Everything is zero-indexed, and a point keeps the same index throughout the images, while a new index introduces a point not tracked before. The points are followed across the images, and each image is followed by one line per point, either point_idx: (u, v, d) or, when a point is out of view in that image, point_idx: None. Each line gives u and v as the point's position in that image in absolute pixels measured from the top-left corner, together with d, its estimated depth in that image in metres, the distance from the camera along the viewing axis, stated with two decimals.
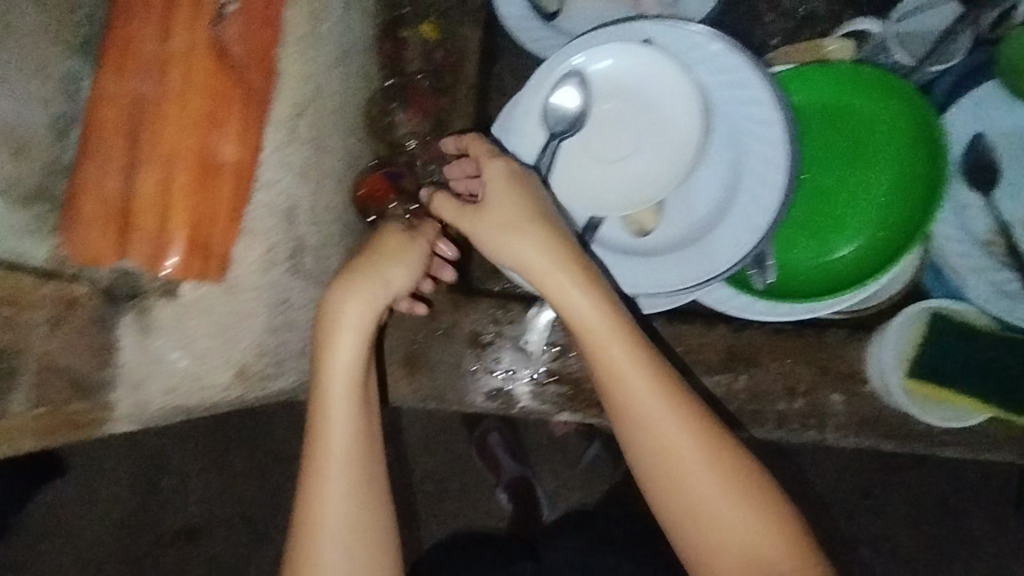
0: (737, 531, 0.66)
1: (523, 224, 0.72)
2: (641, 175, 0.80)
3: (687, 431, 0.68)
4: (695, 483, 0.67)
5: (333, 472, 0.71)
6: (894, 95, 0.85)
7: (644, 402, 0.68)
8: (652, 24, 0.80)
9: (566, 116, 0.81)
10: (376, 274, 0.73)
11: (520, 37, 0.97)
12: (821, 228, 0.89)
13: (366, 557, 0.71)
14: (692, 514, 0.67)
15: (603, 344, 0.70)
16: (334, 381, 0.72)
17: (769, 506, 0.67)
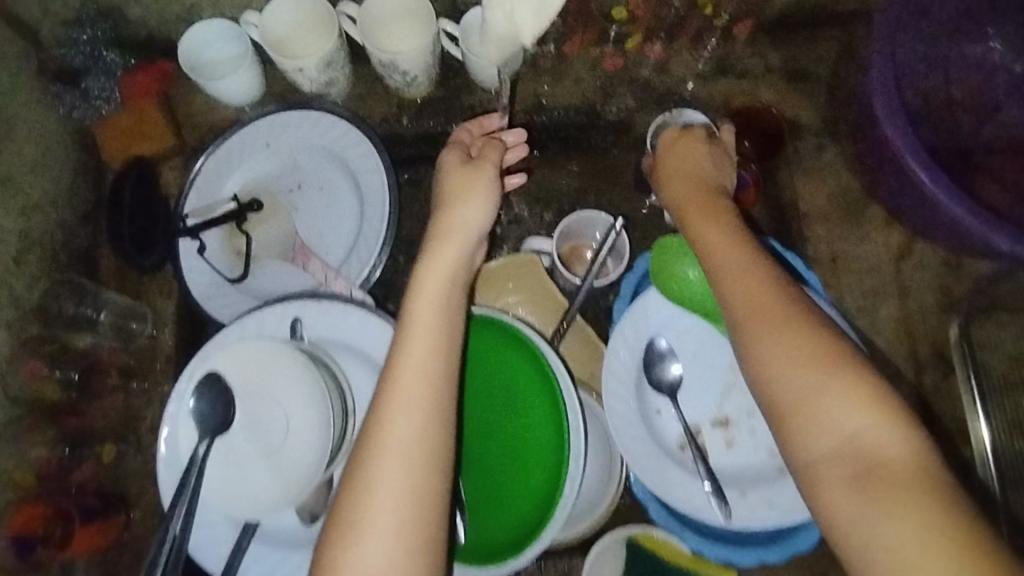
0: (819, 386, 0.59)
1: (712, 204, 0.75)
2: (290, 466, 0.77)
3: (792, 321, 0.62)
4: (783, 349, 0.61)
5: (403, 401, 0.64)
6: (520, 343, 0.84)
7: (739, 282, 0.66)
8: (299, 305, 0.86)
9: (212, 417, 0.79)
10: (463, 225, 0.75)
11: (203, 305, 0.96)
12: (501, 480, 0.82)
13: (413, 491, 0.61)
14: (775, 348, 0.62)
15: (741, 265, 0.68)
16: (416, 326, 0.68)
17: (865, 381, 0.59)
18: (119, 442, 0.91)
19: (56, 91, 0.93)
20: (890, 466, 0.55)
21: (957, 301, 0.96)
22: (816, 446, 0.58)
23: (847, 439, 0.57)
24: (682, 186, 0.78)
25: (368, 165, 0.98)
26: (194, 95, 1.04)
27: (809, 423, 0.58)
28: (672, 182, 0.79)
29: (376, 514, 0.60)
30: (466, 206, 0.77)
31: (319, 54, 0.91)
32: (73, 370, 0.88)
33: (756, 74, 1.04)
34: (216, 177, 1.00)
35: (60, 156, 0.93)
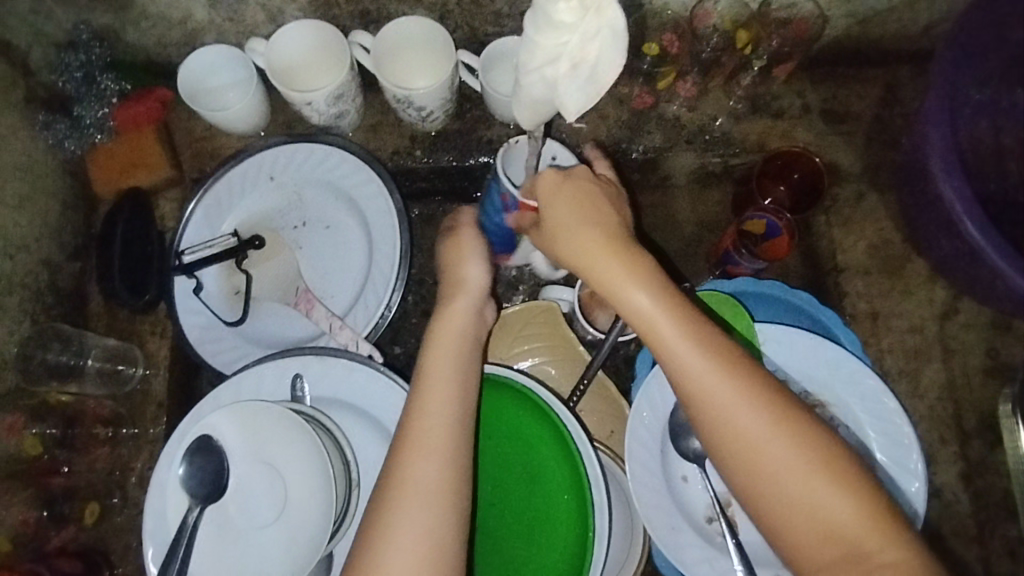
0: (801, 479, 0.54)
1: (615, 267, 0.60)
2: (287, 543, 0.70)
3: (739, 389, 0.57)
4: (755, 429, 0.56)
5: (422, 454, 0.60)
6: (539, 407, 0.77)
7: (682, 357, 0.58)
8: (300, 359, 0.80)
9: (203, 485, 0.71)
10: (461, 286, 0.71)
11: (200, 350, 0.90)
12: (518, 559, 0.75)
13: (426, 556, 0.57)
14: (747, 448, 0.55)
15: (674, 339, 0.58)
16: (433, 382, 0.64)
17: (842, 463, 0.55)
18: (104, 497, 0.85)
19: (45, 120, 0.87)
20: (886, 568, 0.52)
21: (1006, 366, 0.91)
22: (804, 544, 0.54)
23: (838, 537, 0.53)
24: (598, 232, 0.61)
25: (377, 206, 0.92)
26: (194, 122, 0.98)
27: (793, 521, 0.54)
28: (571, 217, 0.62)
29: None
30: (468, 268, 0.72)
31: (329, 88, 0.85)
32: (57, 424, 0.83)
33: (793, 115, 0.98)
34: (215, 212, 0.94)
35: (46, 189, 0.87)
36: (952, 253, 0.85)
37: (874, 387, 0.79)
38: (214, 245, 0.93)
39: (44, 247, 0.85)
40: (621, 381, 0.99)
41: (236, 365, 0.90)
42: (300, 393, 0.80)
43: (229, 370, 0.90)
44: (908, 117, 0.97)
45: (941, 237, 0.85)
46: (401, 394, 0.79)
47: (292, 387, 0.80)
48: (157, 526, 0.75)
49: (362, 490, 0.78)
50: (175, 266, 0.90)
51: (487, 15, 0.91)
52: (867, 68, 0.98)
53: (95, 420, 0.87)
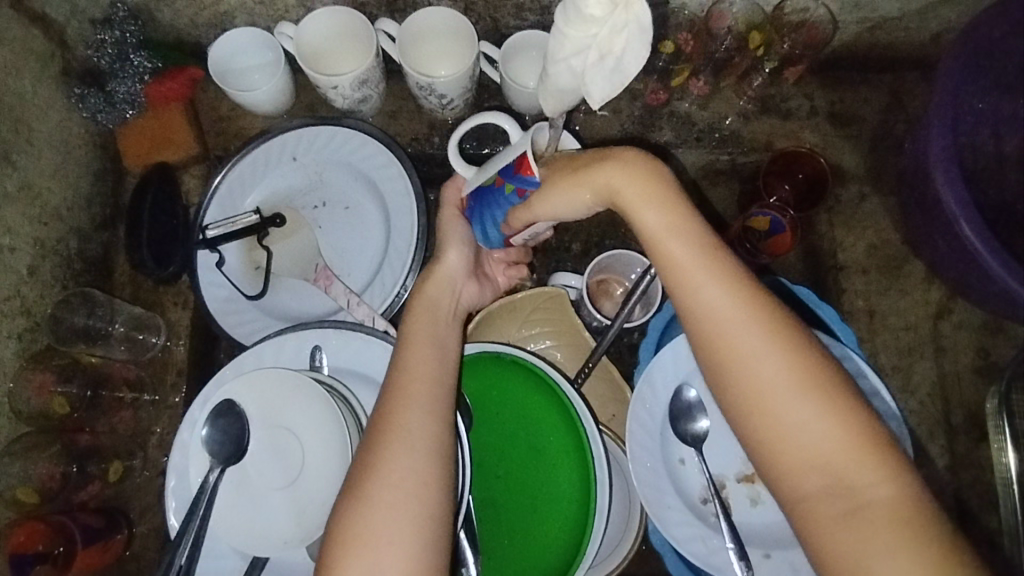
0: (807, 420, 0.57)
1: (642, 204, 0.63)
2: (304, 503, 0.74)
3: (752, 322, 0.59)
4: (767, 369, 0.58)
5: (411, 403, 0.65)
6: (545, 385, 0.81)
7: (702, 286, 0.60)
8: (317, 331, 0.84)
9: (225, 446, 0.74)
10: (436, 280, 0.76)
11: (220, 321, 0.93)
12: (523, 527, 0.79)
13: (420, 489, 0.62)
14: (750, 380, 0.58)
15: (692, 271, 0.61)
16: (413, 345, 0.70)
17: (850, 406, 0.57)
18: (126, 458, 0.89)
19: (79, 92, 0.90)
20: (876, 508, 0.54)
21: (995, 366, 0.95)
22: (798, 479, 0.57)
23: (835, 477, 0.56)
24: (634, 187, 0.63)
25: (396, 188, 0.95)
26: (220, 101, 1.01)
27: (794, 461, 0.57)
28: (609, 176, 0.64)
29: (383, 516, 0.60)
30: (446, 268, 0.77)
31: (356, 72, 0.89)
32: (83, 385, 0.87)
33: (800, 117, 1.01)
34: (239, 189, 0.97)
35: (78, 160, 0.90)
36: (948, 255, 0.88)
37: (868, 379, 0.83)
38: (236, 220, 0.94)
39: (75, 216, 0.89)
40: (624, 366, 1.03)
41: (253, 335, 0.94)
42: (318, 364, 0.84)
43: (248, 341, 0.94)
44: (911, 123, 1.01)
45: (938, 239, 0.89)
46: None
47: (311, 358, 0.83)
48: (182, 485, 0.78)
49: None
50: (200, 239, 0.93)
51: (509, 9, 0.95)
52: (874, 74, 1.02)
53: (120, 384, 0.90)
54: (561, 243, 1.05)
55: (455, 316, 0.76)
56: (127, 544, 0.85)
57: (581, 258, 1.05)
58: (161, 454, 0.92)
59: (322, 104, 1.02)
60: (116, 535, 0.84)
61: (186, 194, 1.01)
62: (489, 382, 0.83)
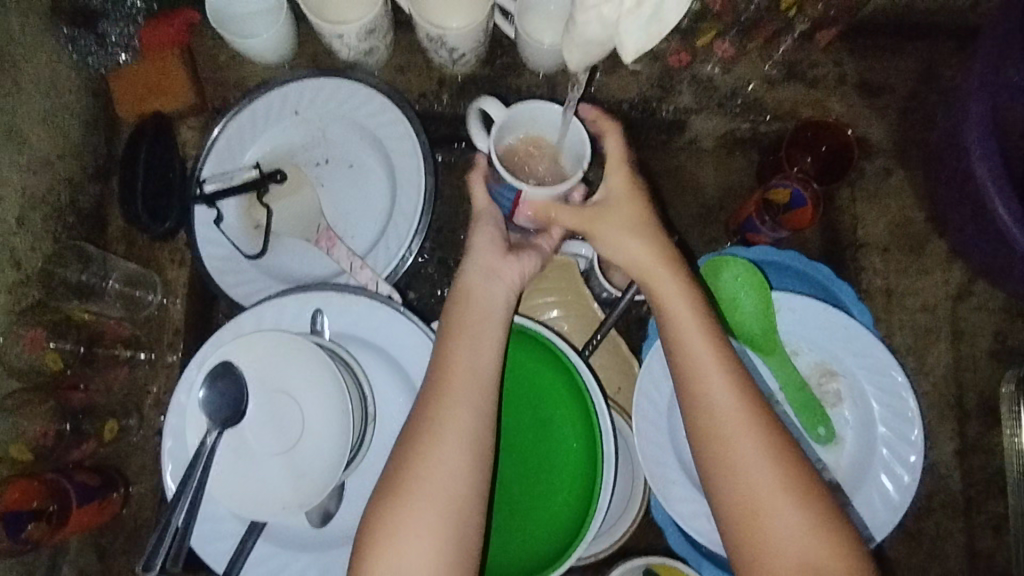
0: (796, 523, 0.59)
1: (670, 287, 0.66)
2: (303, 469, 0.72)
3: (751, 423, 0.62)
4: (763, 472, 0.60)
5: (456, 403, 0.63)
6: (554, 357, 0.78)
7: (711, 384, 0.63)
8: (320, 293, 0.81)
9: (223, 408, 0.72)
10: (493, 250, 0.71)
11: (219, 279, 0.90)
12: (527, 497, 0.77)
13: (455, 491, 0.60)
14: (740, 479, 0.60)
15: (701, 371, 0.63)
16: (461, 339, 0.66)
17: (829, 515, 0.60)
18: (122, 417, 0.87)
19: (68, 34, 0.86)
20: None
21: (1012, 349, 0.93)
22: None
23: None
24: (671, 278, 0.67)
25: (403, 146, 0.91)
26: (219, 49, 0.96)
27: (778, 558, 0.59)
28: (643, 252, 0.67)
29: (417, 518, 0.59)
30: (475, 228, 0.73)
31: (364, 20, 0.84)
32: (78, 341, 0.84)
33: (828, 85, 0.97)
34: (238, 142, 0.93)
35: (68, 106, 0.85)
36: (976, 234, 0.85)
37: (882, 361, 0.82)
38: (236, 174, 0.92)
39: (67, 166, 0.85)
40: (633, 340, 1.00)
41: (254, 296, 0.91)
42: (319, 327, 0.80)
43: (247, 302, 0.90)
44: (942, 95, 0.96)
45: (965, 217, 0.86)
46: (418, 335, 0.80)
47: (312, 321, 0.80)
48: (180, 444, 0.77)
49: (376, 427, 0.80)
50: (197, 193, 0.89)
51: None
52: (907, 42, 0.97)
53: (115, 341, 0.88)
54: None
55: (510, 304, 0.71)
56: (123, 504, 0.84)
57: None
58: (158, 414, 0.90)
59: (325, 55, 0.97)
60: (112, 495, 0.82)
61: (182, 146, 0.96)
62: None
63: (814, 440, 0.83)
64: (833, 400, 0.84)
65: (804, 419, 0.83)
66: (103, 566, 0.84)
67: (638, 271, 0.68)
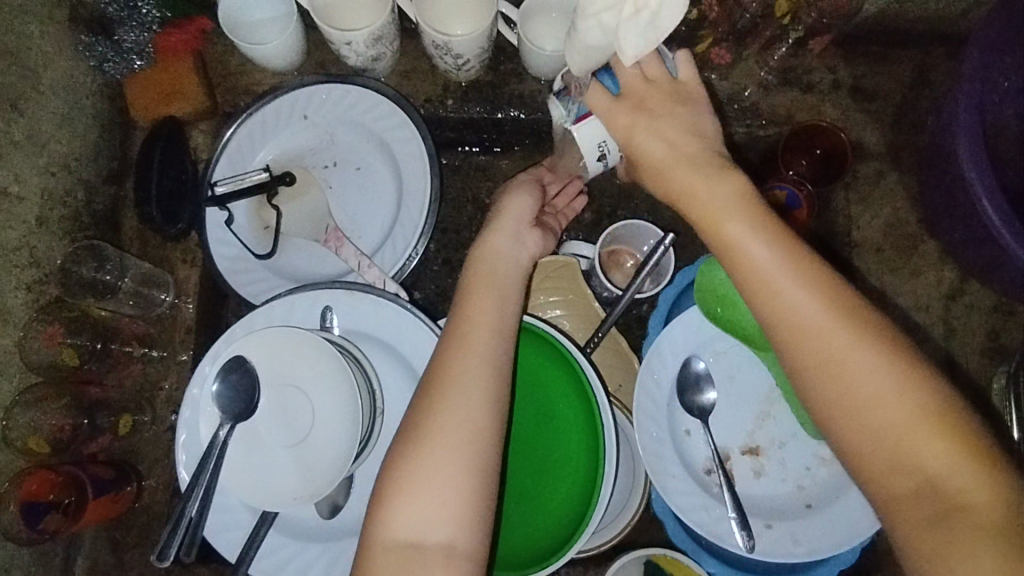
0: (902, 421, 0.55)
1: (723, 198, 0.61)
2: (312, 462, 0.74)
3: (835, 330, 0.57)
4: (860, 379, 0.56)
5: (473, 350, 0.66)
6: (556, 353, 0.80)
7: (784, 294, 0.58)
8: (329, 291, 0.83)
9: (236, 402, 0.74)
10: (510, 218, 0.77)
11: (231, 278, 0.93)
12: (530, 489, 0.80)
13: (475, 432, 0.62)
14: (835, 389, 0.57)
15: (772, 282, 0.59)
16: (479, 292, 0.70)
17: (945, 414, 0.55)
18: (135, 412, 0.89)
19: (87, 41, 0.88)
20: (978, 514, 0.52)
21: (1004, 348, 0.96)
22: (885, 480, 0.56)
23: (927, 480, 0.54)
24: (716, 189, 0.62)
25: (409, 149, 0.94)
26: (230, 56, 0.99)
27: (884, 459, 0.55)
28: (685, 170, 0.63)
29: (438, 459, 0.61)
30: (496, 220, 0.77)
31: (371, 28, 0.87)
32: (92, 338, 0.86)
33: (822, 90, 0.99)
34: (249, 145, 0.96)
35: (85, 110, 0.88)
36: (966, 235, 0.87)
37: None
38: (246, 177, 0.94)
39: (83, 168, 0.88)
40: (633, 339, 1.02)
41: (264, 295, 0.93)
42: (328, 325, 0.83)
43: (257, 300, 0.93)
44: (934, 100, 0.99)
45: (955, 218, 0.88)
46: (425, 332, 0.82)
47: (321, 318, 0.82)
48: (194, 439, 0.79)
49: (384, 421, 0.82)
50: (209, 195, 0.92)
51: None
52: (899, 49, 1.00)
53: (129, 338, 0.90)
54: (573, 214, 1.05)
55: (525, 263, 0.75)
56: (136, 497, 0.87)
57: (592, 228, 1.04)
58: (170, 411, 0.92)
59: (334, 62, 1.00)
60: (125, 488, 0.85)
61: (194, 150, 0.99)
62: None
63: (809, 433, 0.86)
64: None
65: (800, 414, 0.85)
66: (117, 557, 0.86)
67: (681, 190, 0.63)
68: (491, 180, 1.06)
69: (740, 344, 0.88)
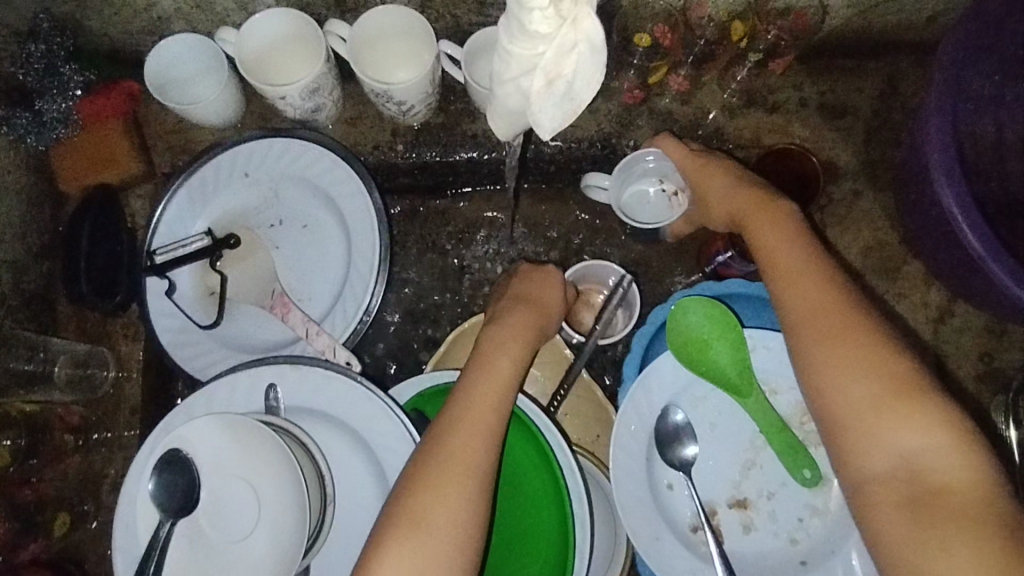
0: (886, 404, 0.62)
1: (763, 222, 0.75)
2: (258, 558, 0.68)
3: (842, 329, 0.65)
4: (855, 381, 0.63)
5: (460, 428, 0.66)
6: (520, 418, 0.75)
7: (798, 296, 0.68)
8: (273, 366, 0.77)
9: (175, 496, 0.69)
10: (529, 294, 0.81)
11: (174, 352, 0.87)
12: (499, 567, 0.74)
13: (450, 512, 0.62)
14: (834, 388, 0.64)
15: (790, 292, 0.69)
16: (480, 367, 0.71)
17: (935, 418, 0.60)
18: (76, 506, 0.83)
19: (4, 116, 0.82)
20: (954, 493, 0.58)
21: (998, 371, 0.90)
22: (868, 461, 0.61)
23: (906, 461, 0.60)
24: (770, 221, 0.75)
25: (357, 203, 0.88)
26: (165, 114, 0.94)
27: (871, 441, 0.61)
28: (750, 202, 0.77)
29: (405, 543, 0.61)
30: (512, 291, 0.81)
31: (306, 81, 0.81)
32: (18, 436, 0.79)
33: (790, 109, 0.94)
34: (187, 210, 0.90)
35: (6, 186, 0.82)
36: (949, 258, 0.83)
37: None
38: (185, 244, 0.88)
39: (8, 249, 0.82)
40: (608, 383, 0.97)
41: (212, 368, 0.87)
42: (274, 403, 0.77)
43: (204, 375, 0.87)
44: (906, 114, 0.94)
45: (937, 240, 0.83)
46: (378, 403, 0.76)
47: (265, 396, 0.76)
48: (131, 538, 0.73)
49: (338, 502, 0.76)
50: (145, 266, 0.86)
51: (471, 5, 0.88)
52: (867, 61, 0.95)
53: (65, 428, 0.84)
54: (539, 254, 1.00)
55: (552, 315, 0.81)
56: None
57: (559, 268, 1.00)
58: (115, 499, 0.86)
59: (275, 114, 0.95)
60: None
61: (132, 217, 0.93)
62: None
63: (799, 481, 0.79)
64: (813, 439, 0.81)
65: (788, 462, 0.79)
66: None
67: (738, 220, 0.78)
68: (451, 224, 1.01)
69: (719, 391, 0.82)
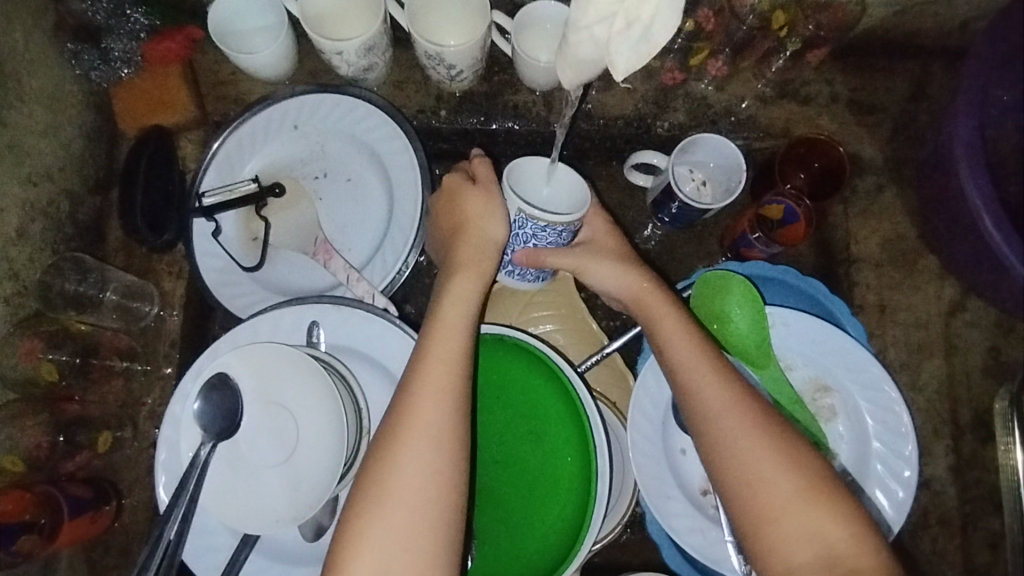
0: (796, 498, 0.62)
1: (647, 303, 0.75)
2: (296, 482, 0.71)
3: (744, 408, 0.66)
4: (759, 458, 0.64)
5: (413, 437, 0.63)
6: (546, 370, 0.79)
7: (701, 378, 0.68)
8: (315, 305, 0.82)
9: (220, 418, 0.72)
10: (477, 249, 0.74)
11: (216, 290, 0.90)
12: (517, 509, 0.78)
13: (401, 521, 0.60)
14: (742, 466, 0.64)
15: (694, 375, 0.69)
16: (425, 364, 0.66)
17: (837, 496, 0.63)
18: (116, 429, 0.87)
19: (73, 50, 0.87)
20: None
21: (1005, 366, 0.93)
22: (790, 551, 0.61)
23: (814, 537, 0.61)
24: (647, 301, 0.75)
25: (400, 161, 0.92)
26: (220, 64, 0.97)
27: (775, 511, 0.62)
28: (606, 272, 0.77)
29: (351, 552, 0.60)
30: (459, 260, 0.74)
31: (363, 38, 0.85)
32: (73, 352, 0.85)
33: (820, 103, 0.98)
34: (238, 156, 0.93)
35: (70, 119, 0.86)
36: (964, 252, 0.86)
37: (877, 375, 0.83)
38: (234, 188, 0.92)
39: (67, 178, 0.85)
40: (627, 353, 1.01)
41: (251, 308, 0.91)
42: (314, 339, 0.81)
43: (243, 313, 0.90)
44: (934, 115, 0.97)
45: (954, 235, 0.87)
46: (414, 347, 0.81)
47: (308, 333, 0.81)
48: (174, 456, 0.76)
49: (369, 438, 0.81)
50: (196, 205, 0.89)
51: None
52: (897, 62, 0.98)
53: (111, 352, 0.89)
54: None
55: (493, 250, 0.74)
56: (115, 516, 0.85)
57: None
58: (153, 426, 0.91)
59: (325, 71, 0.98)
60: (103, 507, 0.82)
61: (182, 159, 0.97)
62: (487, 364, 0.81)
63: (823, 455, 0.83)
64: (827, 413, 0.84)
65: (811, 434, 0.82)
66: None
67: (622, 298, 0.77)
68: None
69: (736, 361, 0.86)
